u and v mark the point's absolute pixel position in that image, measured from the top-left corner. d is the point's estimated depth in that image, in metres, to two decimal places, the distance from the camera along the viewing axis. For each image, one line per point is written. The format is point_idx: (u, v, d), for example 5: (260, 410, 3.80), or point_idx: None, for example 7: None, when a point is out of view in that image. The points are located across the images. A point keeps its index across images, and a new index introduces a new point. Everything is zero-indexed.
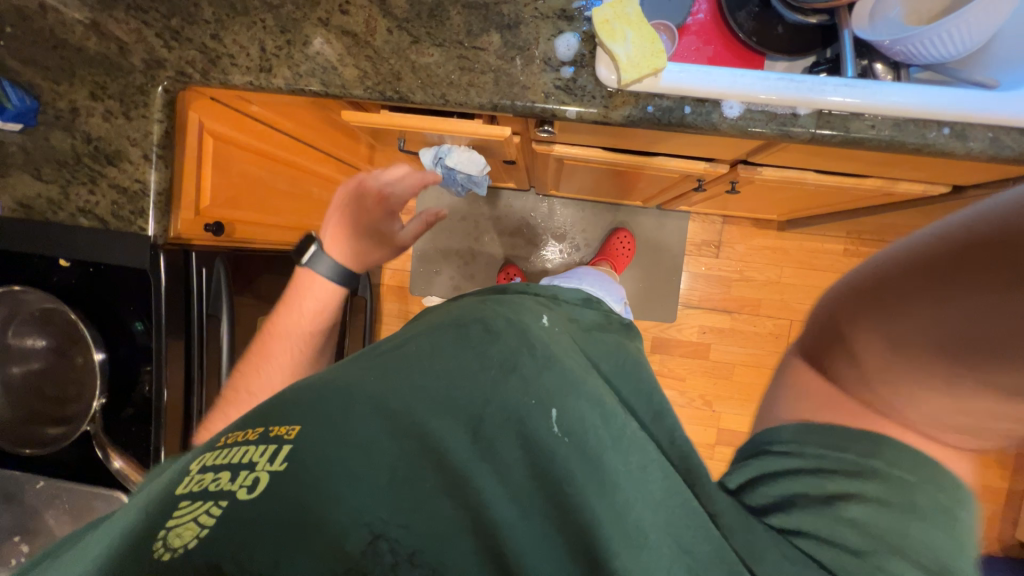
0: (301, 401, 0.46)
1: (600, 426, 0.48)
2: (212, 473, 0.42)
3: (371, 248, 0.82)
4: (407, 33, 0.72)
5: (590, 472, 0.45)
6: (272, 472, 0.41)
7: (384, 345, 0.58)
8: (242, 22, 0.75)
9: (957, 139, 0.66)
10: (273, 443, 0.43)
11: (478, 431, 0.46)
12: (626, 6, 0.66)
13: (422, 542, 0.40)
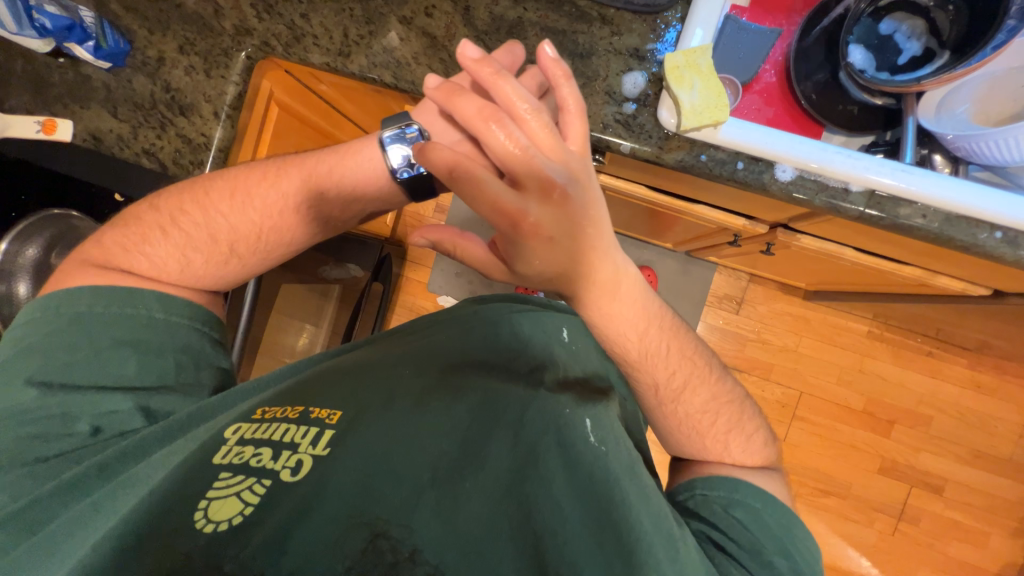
0: (340, 404, 0.62)
1: (619, 446, 0.60)
2: (252, 448, 0.54)
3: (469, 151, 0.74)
4: (483, 44, 0.75)
5: (612, 476, 0.56)
6: (316, 453, 0.54)
7: (435, 356, 0.72)
8: (331, 7, 0.79)
9: (1008, 245, 0.65)
10: (312, 429, 0.57)
11: (519, 442, 0.58)
12: (699, 56, 0.68)
13: (425, 539, 0.47)
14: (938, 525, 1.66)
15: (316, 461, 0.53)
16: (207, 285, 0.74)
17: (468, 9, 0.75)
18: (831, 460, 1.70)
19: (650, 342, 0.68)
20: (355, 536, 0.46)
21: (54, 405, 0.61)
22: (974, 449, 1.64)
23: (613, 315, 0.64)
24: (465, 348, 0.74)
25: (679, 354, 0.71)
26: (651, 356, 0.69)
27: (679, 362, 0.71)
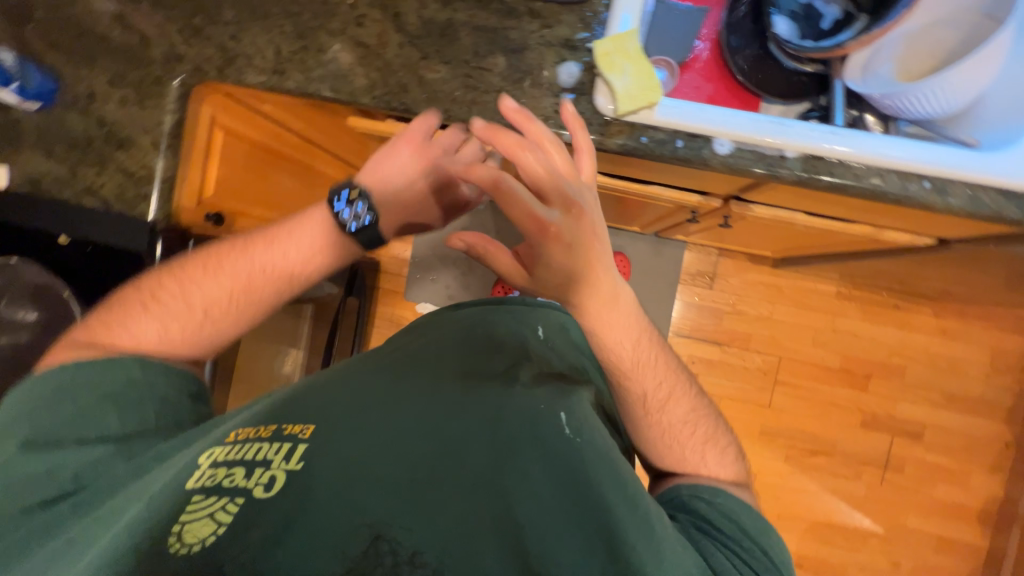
0: (315, 414, 0.59)
1: (596, 435, 0.59)
2: (225, 469, 0.52)
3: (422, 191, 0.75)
4: (417, 49, 0.75)
5: (593, 465, 0.55)
6: (291, 469, 0.52)
7: (410, 362, 0.70)
8: (261, 26, 0.78)
9: (938, 193, 0.68)
10: (284, 445, 0.54)
11: (496, 439, 0.55)
12: (627, 41, 0.69)
13: (420, 542, 0.47)
14: (923, 470, 1.72)
15: (291, 475, 0.51)
16: (188, 352, 0.72)
17: (398, 15, 0.75)
18: (816, 420, 1.75)
19: (642, 352, 0.71)
20: (358, 534, 0.47)
21: (32, 464, 0.59)
22: (947, 393, 1.71)
23: (609, 324, 0.68)
24: (440, 351, 0.73)
25: (663, 368, 0.74)
26: (637, 367, 0.71)
27: (666, 376, 0.74)
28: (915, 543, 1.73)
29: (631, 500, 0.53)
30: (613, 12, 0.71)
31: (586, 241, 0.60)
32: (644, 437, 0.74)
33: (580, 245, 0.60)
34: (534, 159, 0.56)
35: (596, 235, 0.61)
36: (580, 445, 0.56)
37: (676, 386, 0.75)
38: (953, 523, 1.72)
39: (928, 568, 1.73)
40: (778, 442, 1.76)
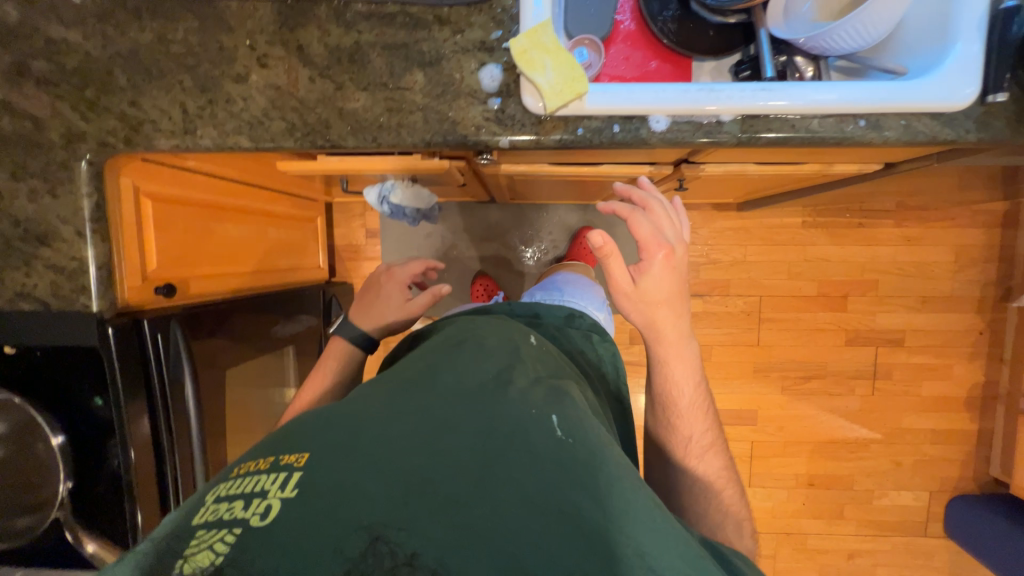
0: (311, 429, 0.49)
1: (601, 435, 0.51)
2: (227, 502, 0.43)
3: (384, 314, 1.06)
4: (330, 80, 0.71)
5: (603, 474, 0.46)
6: (285, 497, 0.42)
7: (403, 371, 0.59)
8: (159, 86, 0.72)
9: (873, 130, 0.68)
10: (284, 471, 0.44)
11: (494, 439, 0.47)
12: (542, 34, 0.66)
13: (428, 547, 0.39)
14: (909, 372, 1.81)
15: (286, 504, 0.41)
16: None
17: (301, 47, 0.71)
18: (804, 348, 1.82)
19: (698, 400, 0.77)
20: (354, 536, 0.39)
21: None
22: (921, 296, 1.78)
23: (685, 359, 0.76)
24: (431, 354, 0.63)
25: (714, 429, 0.79)
26: (695, 412, 0.76)
27: (713, 433, 0.78)
28: (911, 441, 1.84)
29: (649, 514, 0.44)
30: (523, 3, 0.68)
31: (671, 299, 0.72)
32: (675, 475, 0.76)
33: (666, 294, 0.71)
34: (650, 223, 0.69)
35: (681, 298, 0.73)
36: (581, 449, 0.48)
37: (720, 446, 0.77)
38: (943, 414, 1.82)
39: (926, 460, 1.85)
40: (772, 376, 1.83)
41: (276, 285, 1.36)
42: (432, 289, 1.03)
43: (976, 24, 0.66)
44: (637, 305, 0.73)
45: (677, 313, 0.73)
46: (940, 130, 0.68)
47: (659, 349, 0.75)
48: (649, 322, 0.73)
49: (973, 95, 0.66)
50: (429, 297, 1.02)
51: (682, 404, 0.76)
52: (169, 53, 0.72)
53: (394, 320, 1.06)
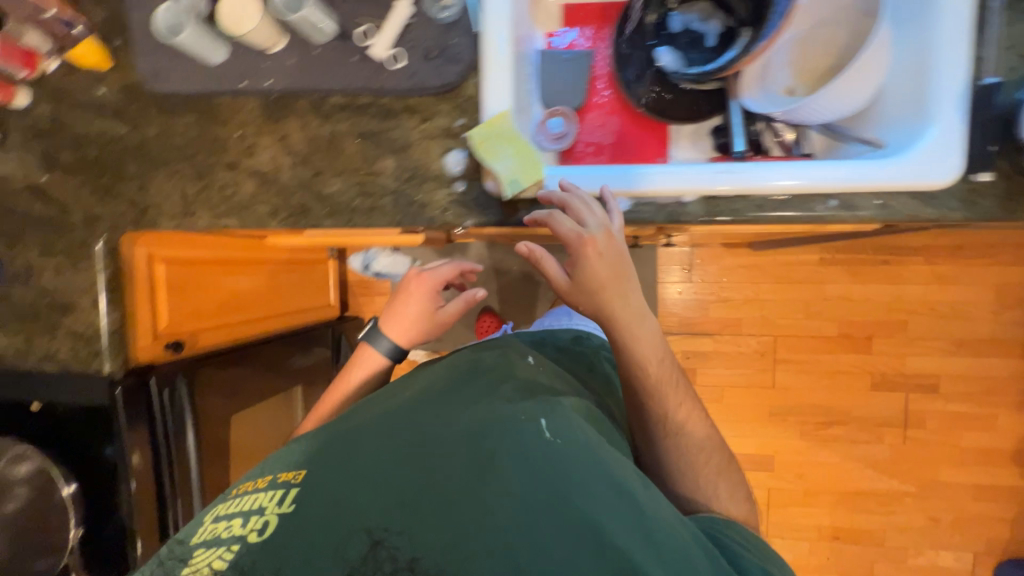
0: (316, 453, 0.58)
1: (582, 437, 0.56)
2: (223, 521, 0.53)
3: (417, 326, 1.01)
4: (309, 166, 0.76)
5: (578, 470, 0.51)
6: (281, 512, 0.51)
7: (409, 396, 0.68)
8: (163, 174, 0.80)
9: (845, 210, 0.66)
10: (280, 489, 0.54)
11: (479, 448, 0.52)
12: (503, 122, 0.68)
13: (426, 552, 0.46)
14: (946, 420, 1.67)
15: (283, 521, 0.50)
16: None
17: (284, 137, 0.77)
18: (825, 391, 1.72)
19: (666, 364, 0.73)
20: (357, 538, 0.48)
21: None
22: (957, 339, 1.64)
23: (638, 335, 0.70)
24: (431, 383, 0.71)
25: (683, 392, 0.75)
26: (659, 384, 0.72)
27: (682, 396, 0.75)
28: (951, 496, 1.68)
29: (623, 507, 0.50)
30: (486, 92, 0.70)
31: (611, 281, 0.67)
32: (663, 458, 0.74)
33: (608, 279, 0.66)
34: (569, 222, 0.65)
35: (621, 277, 0.67)
36: (561, 449, 0.52)
37: (695, 406, 0.76)
38: (987, 468, 1.66)
39: (970, 517, 1.68)
40: (789, 420, 1.73)
41: (294, 322, 1.43)
42: (466, 295, 0.98)
43: (954, 99, 0.62)
44: (583, 299, 0.68)
45: (623, 290, 0.68)
46: (920, 209, 0.64)
47: (614, 331, 0.70)
48: (595, 313, 0.69)
49: (955, 173, 0.62)
50: (463, 304, 0.99)
51: (647, 379, 0.72)
52: (173, 145, 0.80)
53: (416, 331, 1.02)
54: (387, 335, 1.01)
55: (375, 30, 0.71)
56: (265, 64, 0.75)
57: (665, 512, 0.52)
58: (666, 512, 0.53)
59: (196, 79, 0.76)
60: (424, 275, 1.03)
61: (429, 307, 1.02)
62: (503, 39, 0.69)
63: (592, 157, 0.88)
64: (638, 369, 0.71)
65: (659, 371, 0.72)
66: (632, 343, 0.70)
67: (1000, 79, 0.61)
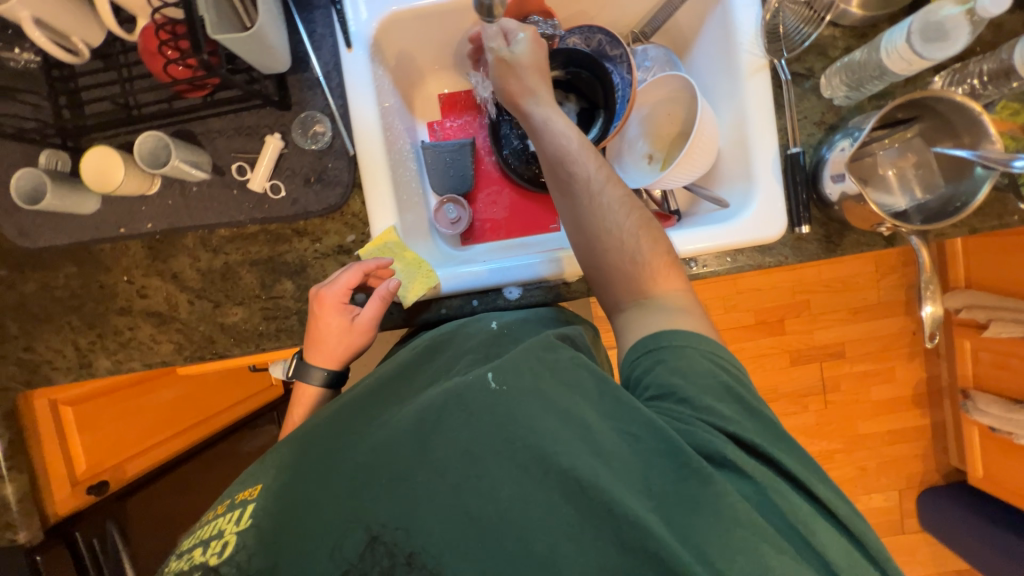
0: (263, 469, 0.57)
1: (532, 374, 0.54)
2: (185, 555, 0.51)
3: (332, 344, 0.71)
4: (207, 299, 0.76)
5: (530, 412, 0.51)
6: (240, 529, 0.51)
7: (368, 385, 0.66)
8: (49, 329, 0.77)
9: (702, 269, 0.76)
10: (238, 509, 0.53)
11: (428, 420, 0.53)
12: (387, 240, 0.73)
13: (424, 545, 0.46)
14: (856, 381, 1.88)
15: (240, 537, 0.50)
16: None
17: (176, 275, 0.76)
18: (753, 374, 1.88)
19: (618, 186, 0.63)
20: (354, 534, 0.47)
21: None
22: (853, 308, 1.84)
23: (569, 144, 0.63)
24: (392, 364, 0.69)
25: (657, 229, 0.63)
26: (612, 216, 0.61)
27: (651, 229, 0.62)
28: (871, 445, 1.90)
29: (581, 436, 0.49)
30: (371, 208, 0.73)
31: (536, 74, 0.67)
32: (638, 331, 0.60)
33: (528, 65, 0.67)
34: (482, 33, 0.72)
35: (543, 76, 0.68)
36: (510, 394, 0.52)
37: (671, 253, 0.63)
38: (895, 414, 1.89)
39: (889, 461, 1.90)
40: None
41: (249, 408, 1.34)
42: (377, 289, 0.71)
43: (771, 166, 0.73)
44: (504, 98, 0.68)
45: (536, 80, 0.66)
46: (762, 259, 0.75)
47: (557, 184, 0.64)
48: (521, 111, 0.67)
49: (782, 227, 0.73)
50: (377, 302, 0.71)
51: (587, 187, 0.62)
52: (54, 298, 0.77)
53: (349, 347, 0.71)
54: (314, 366, 0.71)
55: (251, 165, 0.73)
56: (141, 208, 0.74)
57: (624, 424, 0.51)
58: (620, 424, 0.51)
59: (70, 231, 0.74)
60: (324, 291, 0.70)
61: (344, 321, 0.70)
62: (376, 157, 0.73)
63: (490, 233, 0.94)
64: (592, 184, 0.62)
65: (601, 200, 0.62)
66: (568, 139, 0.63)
67: (801, 147, 0.73)
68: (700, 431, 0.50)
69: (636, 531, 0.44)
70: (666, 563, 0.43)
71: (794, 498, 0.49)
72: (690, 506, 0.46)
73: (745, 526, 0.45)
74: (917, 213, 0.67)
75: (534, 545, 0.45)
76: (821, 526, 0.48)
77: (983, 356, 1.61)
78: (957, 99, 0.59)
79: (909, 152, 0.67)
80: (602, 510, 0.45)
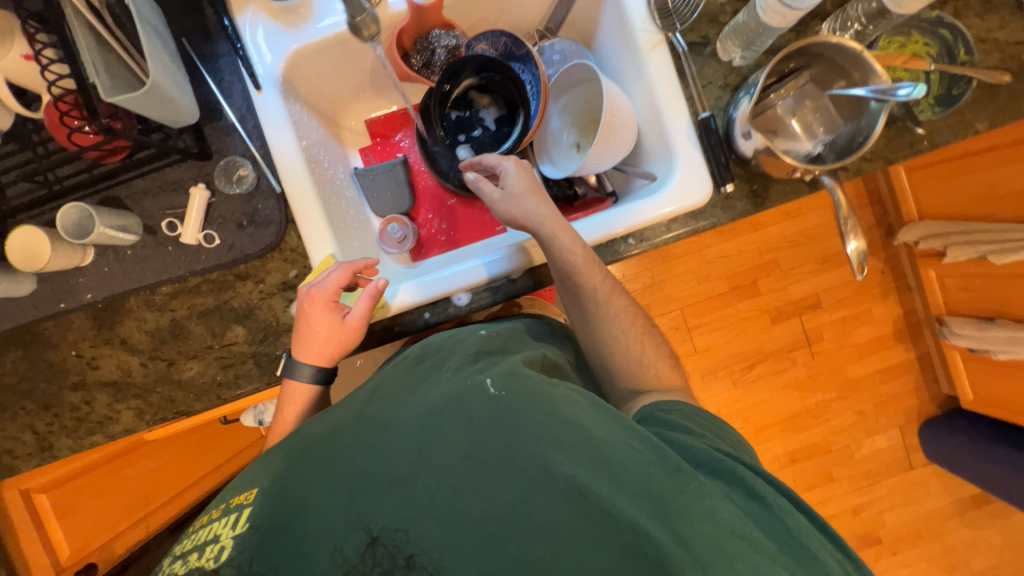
0: (257, 471, 0.55)
1: (531, 381, 0.55)
2: (180, 560, 0.49)
3: (320, 341, 0.70)
4: (160, 359, 0.76)
5: (531, 417, 0.51)
6: (235, 534, 0.49)
7: (362, 388, 0.62)
8: (4, 417, 0.75)
9: (641, 244, 0.77)
10: (233, 513, 0.51)
11: (428, 428, 0.52)
12: (327, 269, 0.74)
13: (423, 545, 0.46)
14: (837, 328, 1.90)
15: (236, 541, 0.48)
16: None
17: (124, 340, 0.75)
18: (739, 339, 1.89)
19: (617, 298, 0.73)
20: (354, 536, 0.47)
21: None
22: (819, 258, 1.87)
23: (576, 262, 0.69)
24: (379, 376, 0.63)
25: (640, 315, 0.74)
26: (612, 321, 0.72)
27: (642, 321, 0.74)
28: (865, 388, 1.92)
29: (582, 445, 0.49)
30: (307, 241, 0.74)
31: (530, 193, 0.74)
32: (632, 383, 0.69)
33: (529, 195, 0.73)
34: (488, 185, 0.75)
35: (540, 196, 0.74)
36: (510, 399, 0.52)
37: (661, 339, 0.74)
38: (882, 353, 1.91)
39: (885, 400, 1.93)
40: (719, 375, 1.90)
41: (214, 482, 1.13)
42: (366, 289, 0.70)
43: (686, 134, 0.75)
44: (501, 215, 0.74)
45: (536, 202, 0.72)
46: (695, 225, 0.77)
47: (561, 287, 0.73)
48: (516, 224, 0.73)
49: (708, 190, 0.75)
50: (366, 300, 0.70)
51: (596, 314, 0.72)
52: (5, 386, 0.75)
53: (339, 345, 0.71)
54: (302, 362, 0.70)
55: (180, 219, 0.73)
56: (78, 279, 0.73)
57: (626, 435, 0.52)
58: (621, 430, 0.52)
59: (10, 314, 0.73)
60: (314, 289, 0.69)
61: (334, 320, 0.69)
62: (304, 191, 0.74)
63: (440, 245, 0.95)
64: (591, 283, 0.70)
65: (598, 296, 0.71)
66: (582, 274, 0.69)
67: (711, 111, 0.75)
68: (705, 454, 0.54)
69: (630, 532, 0.45)
70: (657, 559, 0.44)
71: (800, 515, 0.50)
72: (695, 513, 0.47)
73: (747, 540, 0.46)
74: (830, 151, 0.70)
75: (530, 549, 0.46)
76: (827, 549, 0.49)
77: (949, 282, 1.65)
78: (834, 41, 0.62)
79: (806, 99, 0.71)
80: (597, 514, 0.46)
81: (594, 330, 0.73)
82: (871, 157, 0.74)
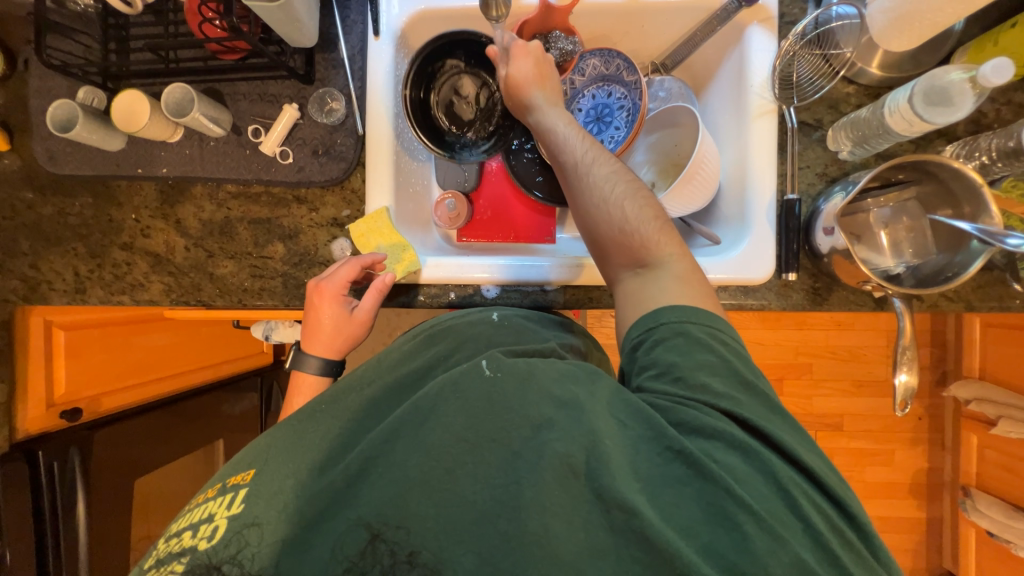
0: (256, 451, 0.52)
1: (528, 361, 0.51)
2: (175, 537, 0.46)
3: (327, 339, 0.71)
4: (203, 249, 0.80)
5: (526, 397, 0.46)
6: (232, 515, 0.45)
7: (379, 360, 0.63)
8: (56, 251, 0.81)
9: None
10: (230, 493, 0.48)
11: (418, 404, 0.48)
12: (377, 219, 0.76)
13: (424, 541, 0.40)
14: (850, 457, 1.74)
15: (230, 530, 0.44)
16: None
17: (179, 221, 0.80)
18: None
19: (623, 182, 0.62)
20: (352, 530, 0.42)
21: None
22: (857, 381, 1.70)
23: (570, 141, 0.65)
24: (391, 350, 0.65)
25: (648, 196, 0.61)
26: (613, 207, 0.60)
27: (650, 203, 0.61)
28: None
29: (569, 418, 0.44)
30: (370, 186, 0.76)
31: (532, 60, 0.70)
32: (636, 305, 0.57)
33: (532, 78, 0.69)
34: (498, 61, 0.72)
35: (544, 70, 0.70)
36: (509, 380, 0.48)
37: (663, 219, 0.60)
38: (892, 502, 1.75)
39: None
40: None
41: (191, 383, 1.26)
42: (374, 283, 0.72)
43: (766, 210, 0.72)
44: (509, 102, 0.72)
45: (533, 79, 0.69)
46: (743, 300, 0.73)
47: (556, 170, 0.67)
48: (522, 112, 0.71)
49: (769, 271, 0.71)
50: (375, 294, 0.72)
51: (598, 200, 0.61)
52: (66, 224, 0.81)
53: (347, 338, 0.72)
54: (311, 355, 0.72)
55: (266, 129, 0.77)
56: (160, 153, 0.78)
57: (614, 406, 0.47)
58: (608, 404, 0.47)
59: (93, 163, 0.79)
60: (323, 283, 0.71)
61: (342, 313, 0.71)
62: (383, 140, 0.76)
63: (485, 234, 0.93)
64: (585, 161, 0.63)
65: (604, 186, 0.61)
66: (575, 156, 0.64)
67: (799, 195, 0.72)
68: (687, 410, 0.46)
69: (625, 514, 0.40)
70: (655, 544, 0.39)
71: (826, 508, 0.44)
72: (678, 486, 0.43)
73: (770, 529, 0.40)
74: (909, 276, 0.66)
75: (525, 527, 0.40)
76: (811, 498, 0.43)
77: (989, 455, 1.53)
78: (954, 166, 0.59)
79: (903, 215, 0.66)
80: (592, 500, 0.41)
81: (596, 221, 0.61)
82: (953, 297, 0.69)
